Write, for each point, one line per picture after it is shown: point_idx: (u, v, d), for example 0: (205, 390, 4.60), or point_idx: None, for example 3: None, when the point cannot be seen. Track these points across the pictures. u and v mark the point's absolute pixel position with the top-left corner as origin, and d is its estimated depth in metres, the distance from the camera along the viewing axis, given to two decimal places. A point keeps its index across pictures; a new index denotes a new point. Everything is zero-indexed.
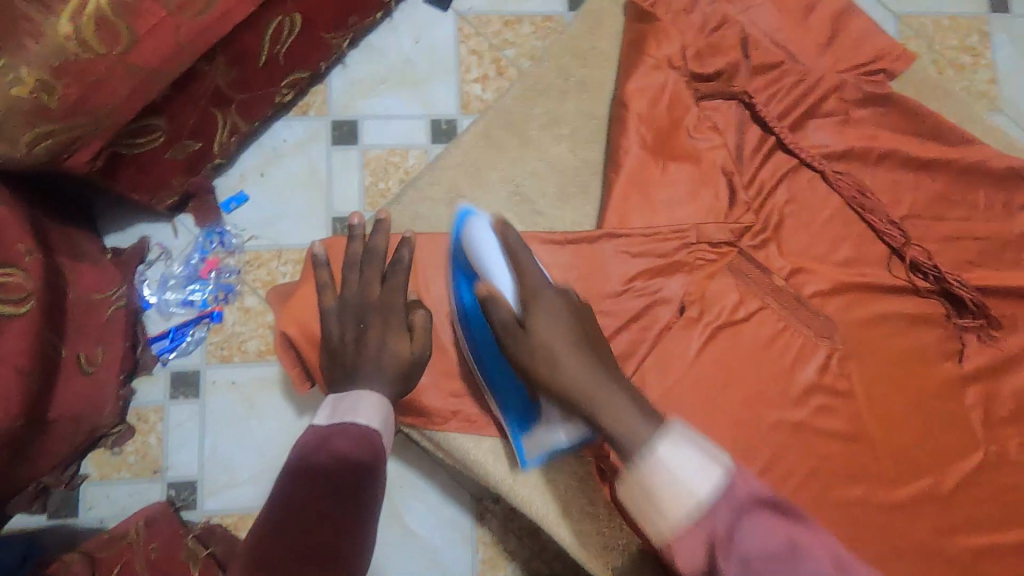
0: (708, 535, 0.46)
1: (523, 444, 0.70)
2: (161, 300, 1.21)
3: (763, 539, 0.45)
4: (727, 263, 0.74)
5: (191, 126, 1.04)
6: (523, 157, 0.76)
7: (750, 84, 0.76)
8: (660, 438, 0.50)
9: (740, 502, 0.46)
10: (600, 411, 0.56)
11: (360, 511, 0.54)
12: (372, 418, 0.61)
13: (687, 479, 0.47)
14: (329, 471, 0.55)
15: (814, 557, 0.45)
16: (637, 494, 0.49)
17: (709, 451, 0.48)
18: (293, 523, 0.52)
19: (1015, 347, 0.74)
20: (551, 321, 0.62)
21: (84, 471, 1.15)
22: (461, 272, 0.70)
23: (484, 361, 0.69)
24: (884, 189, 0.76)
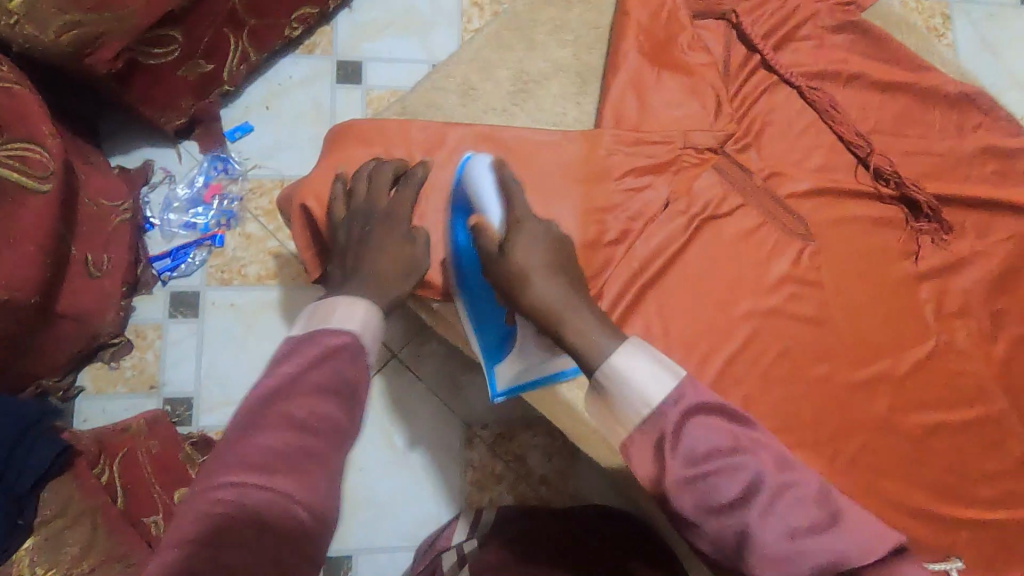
0: (658, 432, 0.54)
1: (494, 365, 0.78)
2: (164, 221, 1.24)
3: (707, 441, 0.53)
4: (712, 164, 0.81)
5: (204, 46, 1.08)
6: (529, 61, 0.82)
7: (737, 6, 0.83)
8: (623, 345, 0.58)
9: (687, 407, 0.54)
10: (565, 326, 0.62)
11: (323, 417, 0.53)
12: (346, 316, 0.58)
13: (642, 386, 0.55)
14: (293, 376, 0.54)
15: (751, 455, 0.53)
16: (600, 401, 0.58)
17: (657, 358, 0.57)
18: (255, 430, 0.51)
19: (963, 249, 0.83)
20: (531, 244, 0.67)
21: (80, 384, 1.17)
22: (459, 210, 0.73)
23: (471, 293, 0.75)
24: (853, 106, 0.85)
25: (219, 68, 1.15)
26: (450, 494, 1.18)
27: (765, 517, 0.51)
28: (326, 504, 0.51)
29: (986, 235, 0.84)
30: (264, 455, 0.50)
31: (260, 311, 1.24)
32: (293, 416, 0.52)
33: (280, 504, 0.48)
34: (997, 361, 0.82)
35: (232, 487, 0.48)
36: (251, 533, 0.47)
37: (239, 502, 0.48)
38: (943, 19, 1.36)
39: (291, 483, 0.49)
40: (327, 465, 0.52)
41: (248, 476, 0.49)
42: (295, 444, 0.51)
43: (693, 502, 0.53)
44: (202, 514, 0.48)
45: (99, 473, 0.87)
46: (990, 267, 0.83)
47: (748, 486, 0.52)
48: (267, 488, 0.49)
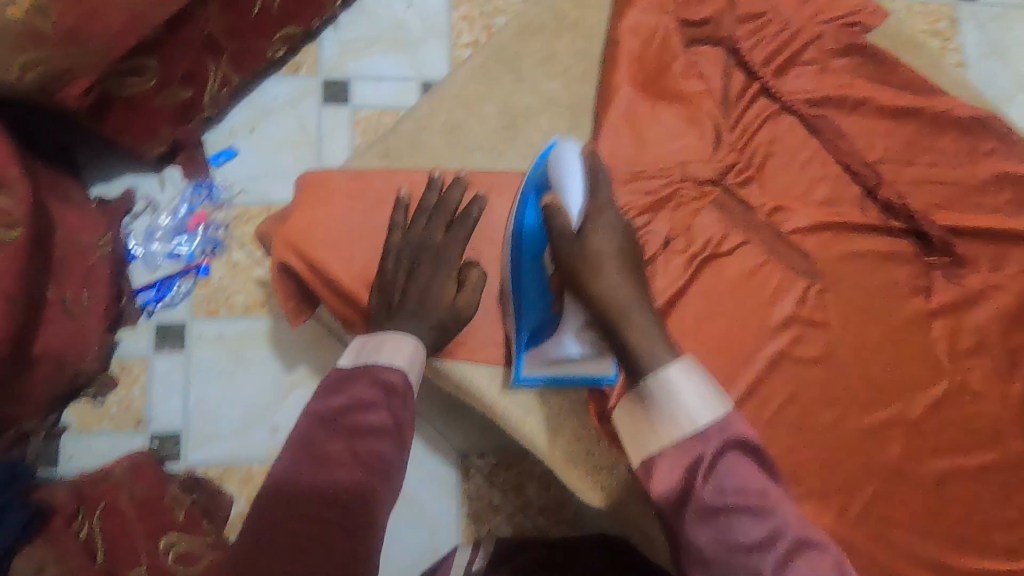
0: (694, 455, 0.54)
1: (523, 355, 0.70)
2: (147, 252, 1.19)
3: (738, 479, 0.53)
4: (712, 200, 0.76)
5: (182, 72, 1.04)
6: (516, 93, 0.77)
7: (735, 31, 0.79)
8: (678, 361, 0.57)
9: (729, 439, 0.54)
10: (628, 322, 0.60)
11: (386, 453, 0.55)
12: (398, 355, 0.61)
13: (692, 413, 0.55)
14: (352, 412, 0.56)
15: (778, 505, 0.53)
16: (637, 415, 0.58)
17: (709, 385, 0.56)
18: (326, 467, 0.52)
19: (976, 283, 0.79)
20: (608, 236, 0.64)
21: (64, 422, 1.13)
22: (530, 190, 0.69)
23: (520, 268, 0.68)
24: (860, 134, 0.80)
25: (198, 94, 1.10)
26: (446, 528, 1.16)
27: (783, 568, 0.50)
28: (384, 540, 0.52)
29: (1000, 267, 0.80)
30: (334, 489, 0.51)
31: (248, 342, 1.20)
32: (358, 451, 0.54)
33: (355, 540, 0.49)
34: (1015, 401, 0.78)
35: (307, 518, 0.49)
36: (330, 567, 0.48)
37: (315, 533, 0.49)
38: (949, 23, 1.31)
39: (361, 518, 0.51)
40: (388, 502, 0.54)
41: (322, 509, 0.50)
42: (365, 480, 0.52)
43: (711, 536, 0.52)
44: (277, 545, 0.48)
45: (78, 530, 0.83)
46: (1007, 301, 0.79)
47: (770, 532, 0.52)
48: (339, 524, 0.50)
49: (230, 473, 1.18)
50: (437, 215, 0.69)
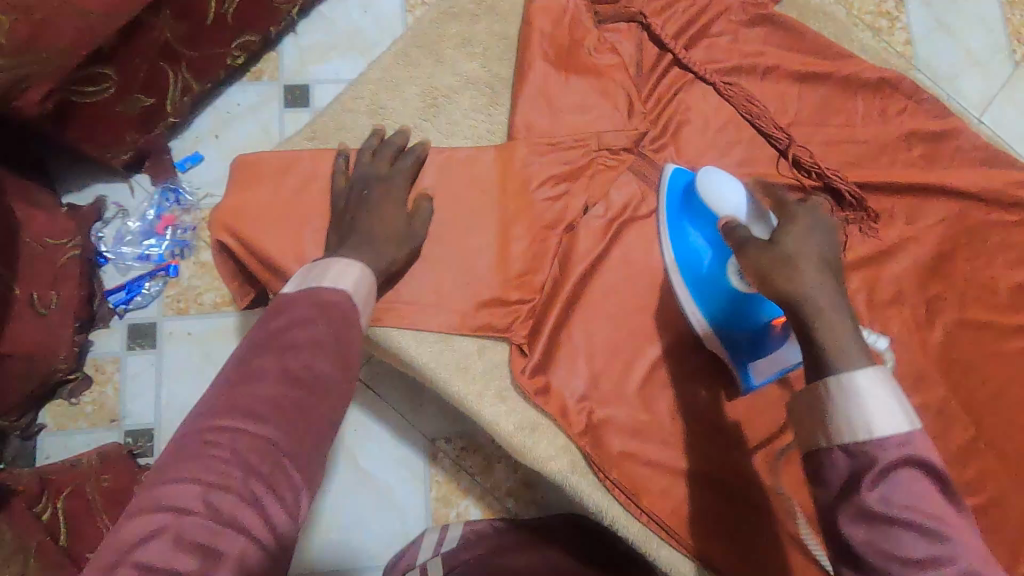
0: (862, 461, 0.44)
1: (749, 365, 0.72)
2: (118, 255, 1.24)
3: (913, 494, 0.43)
4: (628, 166, 0.80)
5: (142, 79, 1.09)
6: (439, 75, 0.82)
7: (645, 8, 0.83)
8: (871, 366, 0.47)
9: (909, 454, 0.44)
10: (816, 329, 0.49)
11: (321, 369, 0.50)
12: (342, 278, 0.57)
13: (873, 416, 0.45)
14: (288, 329, 0.52)
15: (957, 535, 0.42)
16: (806, 397, 0.48)
17: (901, 398, 0.45)
18: (251, 381, 0.48)
19: (891, 236, 0.82)
20: (803, 234, 0.56)
21: (41, 422, 1.17)
22: (691, 213, 0.74)
23: (694, 285, 0.73)
24: (771, 99, 0.84)
25: (161, 101, 1.15)
26: (415, 513, 1.14)
27: None
28: (314, 459, 0.48)
29: (915, 220, 0.83)
30: (258, 401, 0.47)
31: (217, 338, 1.24)
32: (289, 366, 0.50)
33: (273, 454, 0.45)
34: (934, 349, 0.80)
35: (223, 430, 0.45)
36: (241, 482, 0.44)
37: (230, 444, 0.45)
38: (896, 3, 1.32)
39: (286, 432, 0.47)
40: (322, 420, 0.49)
41: (241, 421, 0.46)
42: (292, 395, 0.48)
43: (865, 542, 0.43)
44: (187, 456, 0.44)
45: (41, 511, 0.86)
46: (921, 253, 0.82)
47: (940, 559, 0.41)
48: (257, 437, 0.46)
49: None
50: (382, 149, 0.72)
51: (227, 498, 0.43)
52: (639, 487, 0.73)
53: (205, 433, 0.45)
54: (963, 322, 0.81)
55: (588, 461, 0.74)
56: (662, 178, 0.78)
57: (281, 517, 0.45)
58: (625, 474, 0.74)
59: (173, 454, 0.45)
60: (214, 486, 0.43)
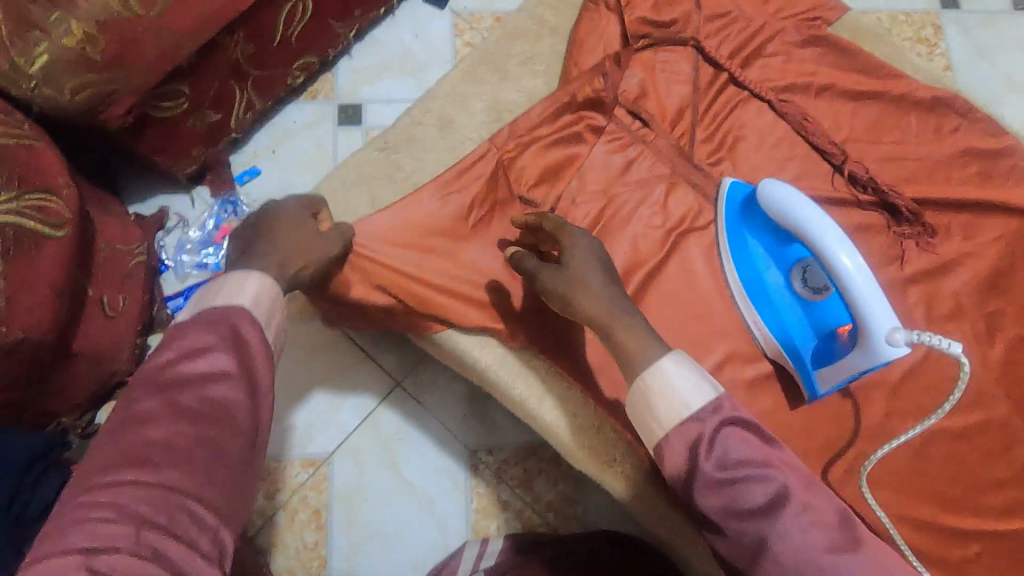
0: (694, 435, 0.57)
1: (815, 372, 0.74)
2: (178, 263, 1.29)
3: (739, 450, 0.56)
4: (685, 179, 0.82)
5: (212, 96, 1.15)
6: (502, 91, 0.85)
7: (702, 29, 0.86)
8: (666, 357, 0.61)
9: (725, 418, 0.57)
10: (614, 337, 0.63)
11: (218, 401, 0.52)
12: (239, 293, 0.57)
13: (685, 394, 0.58)
14: (177, 363, 0.52)
15: (779, 470, 0.55)
16: (640, 404, 0.60)
17: (701, 377, 0.59)
18: (138, 425, 0.49)
19: (949, 251, 0.82)
20: (584, 255, 0.67)
21: (99, 422, 1.21)
22: (748, 224, 0.78)
23: (754, 293, 0.77)
24: (826, 116, 0.86)
25: (226, 117, 1.21)
26: (456, 525, 1.08)
27: (792, 525, 0.52)
28: (219, 492, 0.49)
29: (972, 236, 0.83)
30: (149, 449, 0.48)
31: None
32: (182, 405, 0.51)
33: (170, 495, 0.47)
34: (995, 364, 0.80)
35: (111, 486, 0.46)
36: (129, 535, 0.44)
37: (116, 502, 0.45)
38: (934, 30, 1.33)
39: (181, 471, 0.48)
40: (230, 450, 0.51)
41: (133, 471, 0.47)
42: (185, 433, 0.49)
43: (718, 504, 0.55)
44: (71, 522, 0.45)
45: None
46: (980, 268, 0.82)
47: (774, 496, 0.54)
48: (149, 484, 0.47)
49: None
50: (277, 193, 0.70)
51: (119, 557, 0.44)
52: None
53: (93, 490, 0.46)
54: None
55: (646, 465, 0.76)
56: (719, 193, 0.81)
57: (192, 557, 0.46)
58: None
59: (64, 520, 0.46)
60: (100, 549, 0.43)
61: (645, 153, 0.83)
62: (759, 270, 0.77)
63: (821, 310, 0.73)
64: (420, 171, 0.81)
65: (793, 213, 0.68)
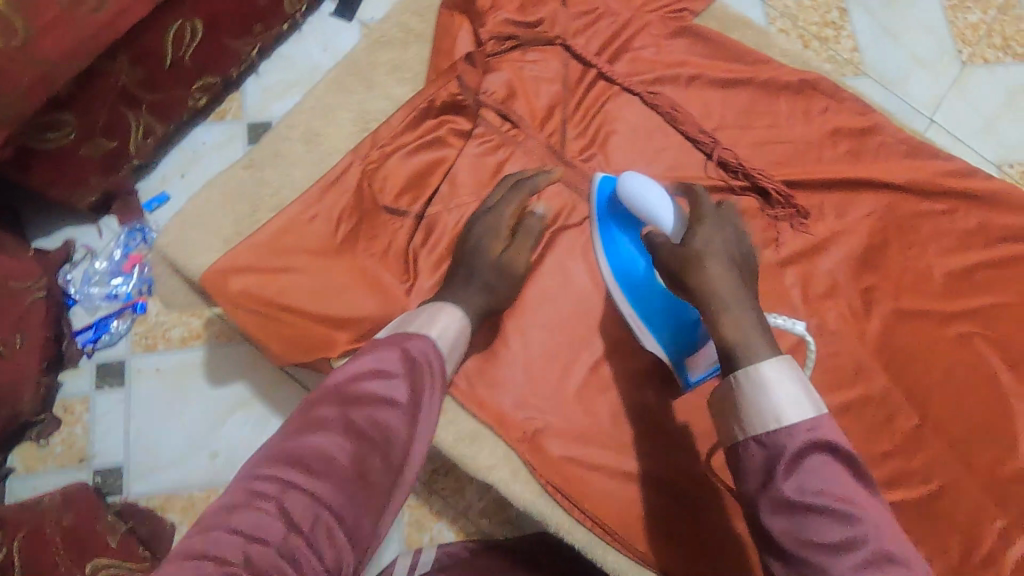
0: (778, 450, 0.50)
1: (686, 362, 0.72)
2: (86, 295, 1.26)
3: (826, 478, 0.49)
4: (559, 176, 0.82)
5: (103, 125, 1.12)
6: (369, 102, 0.84)
7: (569, 27, 0.87)
8: (774, 360, 0.54)
9: (818, 438, 0.50)
10: (721, 316, 0.57)
11: (383, 427, 0.54)
12: (429, 326, 0.64)
13: (780, 404, 0.51)
14: (354, 381, 0.56)
15: (867, 511, 0.48)
16: (728, 402, 0.54)
17: (806, 388, 0.52)
18: (315, 431, 0.53)
19: (823, 230, 0.83)
20: (712, 237, 0.63)
21: (11, 465, 1.17)
22: (619, 220, 0.77)
23: (626, 286, 0.75)
24: (695, 105, 0.87)
25: (123, 144, 1.19)
26: (386, 539, 1.07)
27: (858, 575, 0.46)
28: (360, 517, 0.51)
29: (845, 214, 0.84)
30: (316, 456, 0.51)
31: (184, 371, 1.24)
32: (352, 422, 0.54)
33: (320, 507, 0.49)
34: (874, 339, 0.81)
35: (278, 482, 0.49)
36: (282, 535, 0.47)
37: (280, 499, 0.48)
38: (840, 13, 1.33)
39: (336, 484, 0.50)
40: (376, 476, 0.52)
41: (294, 475, 0.50)
42: (348, 449, 0.52)
43: (784, 528, 0.48)
44: (241, 506, 0.48)
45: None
46: (854, 246, 0.83)
47: (850, 538, 0.47)
48: (303, 490, 0.49)
49: (172, 502, 1.19)
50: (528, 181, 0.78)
51: (266, 549, 0.46)
52: (582, 490, 0.74)
53: (258, 480, 0.50)
54: (900, 311, 0.81)
55: (529, 468, 0.75)
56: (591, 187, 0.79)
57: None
58: (566, 478, 0.74)
59: (227, 500, 0.49)
60: (253, 538, 0.46)
61: (516, 154, 0.82)
62: (631, 264, 0.75)
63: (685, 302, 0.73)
64: (285, 187, 0.80)
65: (650, 204, 0.70)
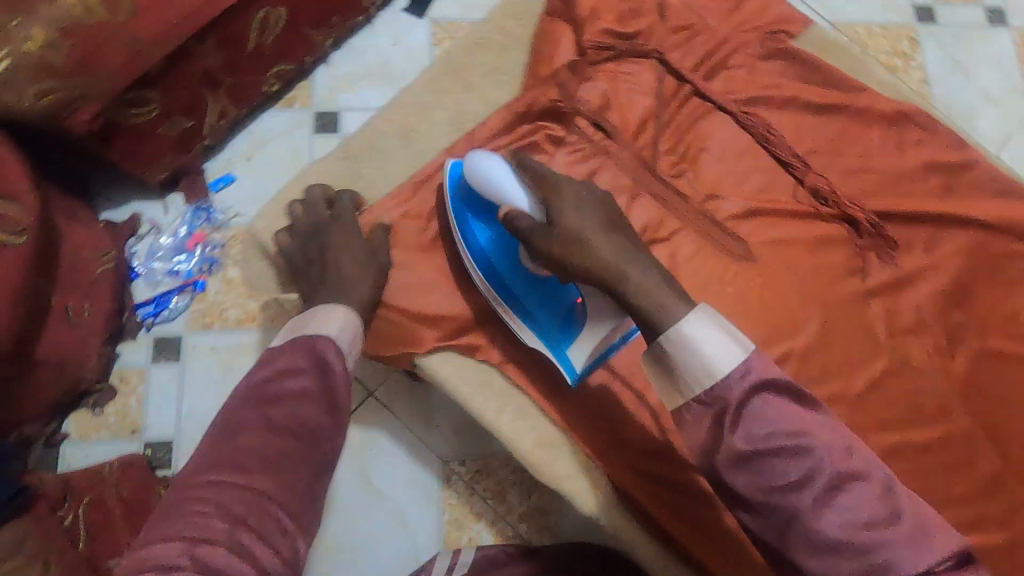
0: (721, 407, 0.54)
1: (566, 353, 0.74)
2: (149, 270, 1.27)
3: (770, 420, 0.53)
4: (649, 190, 0.82)
5: (183, 104, 1.13)
6: (465, 103, 0.85)
7: (666, 41, 0.87)
8: (693, 316, 0.55)
9: (754, 383, 0.53)
10: (627, 282, 0.60)
11: (303, 419, 0.60)
12: (325, 324, 0.67)
13: (712, 359, 0.53)
14: (271, 383, 0.61)
15: (819, 440, 0.52)
16: (662, 370, 0.56)
17: (729, 331, 0.54)
18: (239, 434, 0.57)
19: (911, 263, 0.82)
20: (578, 211, 0.65)
21: (65, 431, 1.18)
22: (473, 210, 0.75)
23: (500, 279, 0.74)
24: (788, 128, 0.86)
25: (198, 124, 1.20)
26: (427, 536, 1.07)
27: (825, 503, 0.51)
28: (299, 502, 0.56)
29: (934, 249, 0.83)
30: (245, 455, 0.56)
31: (239, 353, 1.25)
32: (272, 420, 0.59)
33: (260, 500, 0.54)
34: (956, 378, 0.80)
35: (212, 485, 0.54)
36: (227, 530, 0.51)
37: (216, 498, 0.53)
38: (910, 43, 1.32)
39: (271, 477, 0.55)
40: (310, 463, 0.58)
41: (228, 475, 0.54)
42: (275, 443, 0.57)
43: (747, 479, 0.53)
44: (178, 514, 0.52)
45: (63, 517, 0.89)
46: (942, 282, 0.82)
47: (809, 470, 0.52)
48: (241, 487, 0.54)
49: None
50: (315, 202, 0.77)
51: (216, 548, 0.50)
52: (656, 505, 0.74)
53: (195, 488, 0.54)
54: (983, 352, 0.81)
55: (607, 482, 0.76)
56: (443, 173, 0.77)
57: (276, 559, 0.52)
58: (639, 491, 0.74)
59: (166, 513, 0.53)
60: (199, 539, 0.50)
61: (607, 164, 0.82)
62: (502, 252, 0.74)
63: (554, 290, 0.74)
64: (381, 182, 0.82)
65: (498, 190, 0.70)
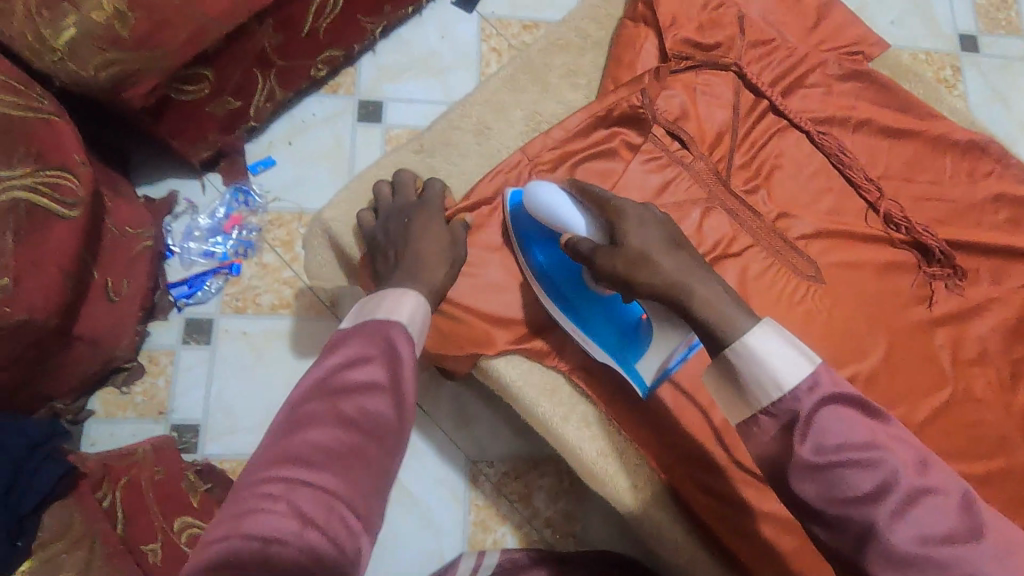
0: (789, 417, 0.49)
1: (634, 368, 0.73)
2: (184, 249, 1.13)
3: (841, 429, 0.48)
4: (721, 204, 0.81)
5: (233, 84, 1.01)
6: (543, 102, 0.85)
7: (745, 54, 0.86)
8: (757, 329, 0.52)
9: (824, 396, 0.49)
10: (693, 297, 0.58)
11: (374, 415, 0.51)
12: (397, 307, 0.58)
13: (778, 372, 0.50)
14: (339, 371, 0.52)
15: (891, 452, 0.47)
16: (724, 385, 0.53)
17: (795, 345, 0.51)
18: (306, 427, 0.49)
19: (978, 295, 0.82)
20: (639, 228, 0.65)
21: (89, 408, 1.05)
22: (532, 235, 0.75)
23: (565, 298, 0.74)
24: (862, 151, 0.86)
25: (246, 106, 1.07)
26: (450, 533, 1.02)
27: (899, 518, 0.46)
28: (370, 502, 0.48)
29: (1000, 282, 0.83)
30: (313, 451, 0.48)
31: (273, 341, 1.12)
32: (342, 413, 0.50)
33: (329, 500, 0.46)
34: (1017, 412, 0.80)
35: (278, 482, 0.46)
36: (296, 534, 0.44)
37: (285, 497, 0.45)
38: (954, 71, 1.30)
39: (341, 476, 0.47)
40: (382, 462, 0.50)
41: (294, 471, 0.47)
42: (344, 439, 0.49)
43: (817, 490, 0.48)
44: (243, 513, 0.45)
45: (103, 497, 0.84)
46: (1008, 315, 0.81)
47: (884, 481, 0.46)
48: (309, 486, 0.46)
49: None
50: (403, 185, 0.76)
51: (285, 550, 0.44)
52: (717, 522, 0.73)
53: (261, 485, 0.46)
54: None
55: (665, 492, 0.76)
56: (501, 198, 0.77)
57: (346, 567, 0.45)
58: (701, 507, 0.73)
59: (230, 510, 0.46)
60: (267, 542, 0.43)
61: (682, 175, 0.81)
62: (564, 273, 0.74)
63: (617, 307, 0.73)
64: (456, 179, 0.81)
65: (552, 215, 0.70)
